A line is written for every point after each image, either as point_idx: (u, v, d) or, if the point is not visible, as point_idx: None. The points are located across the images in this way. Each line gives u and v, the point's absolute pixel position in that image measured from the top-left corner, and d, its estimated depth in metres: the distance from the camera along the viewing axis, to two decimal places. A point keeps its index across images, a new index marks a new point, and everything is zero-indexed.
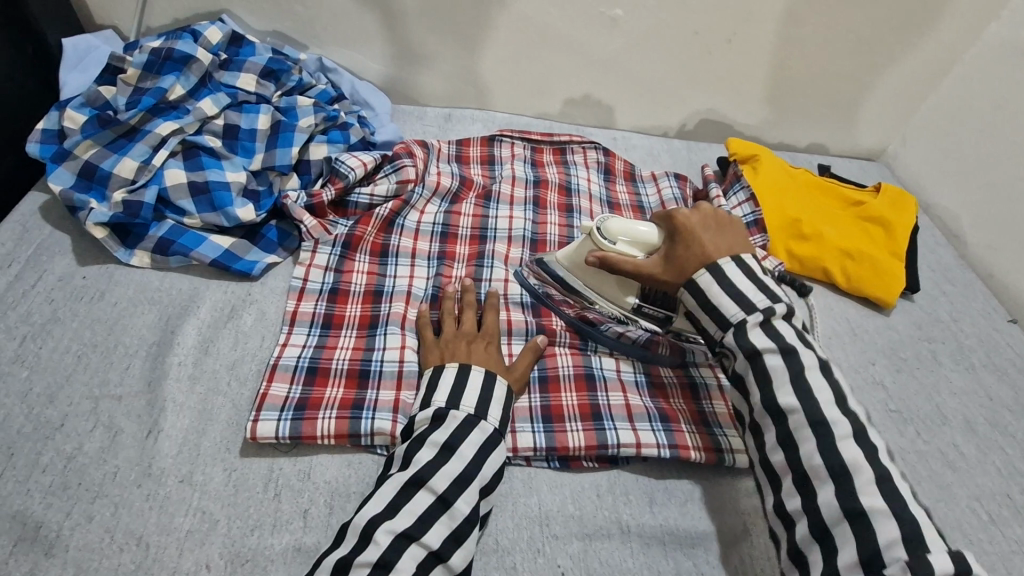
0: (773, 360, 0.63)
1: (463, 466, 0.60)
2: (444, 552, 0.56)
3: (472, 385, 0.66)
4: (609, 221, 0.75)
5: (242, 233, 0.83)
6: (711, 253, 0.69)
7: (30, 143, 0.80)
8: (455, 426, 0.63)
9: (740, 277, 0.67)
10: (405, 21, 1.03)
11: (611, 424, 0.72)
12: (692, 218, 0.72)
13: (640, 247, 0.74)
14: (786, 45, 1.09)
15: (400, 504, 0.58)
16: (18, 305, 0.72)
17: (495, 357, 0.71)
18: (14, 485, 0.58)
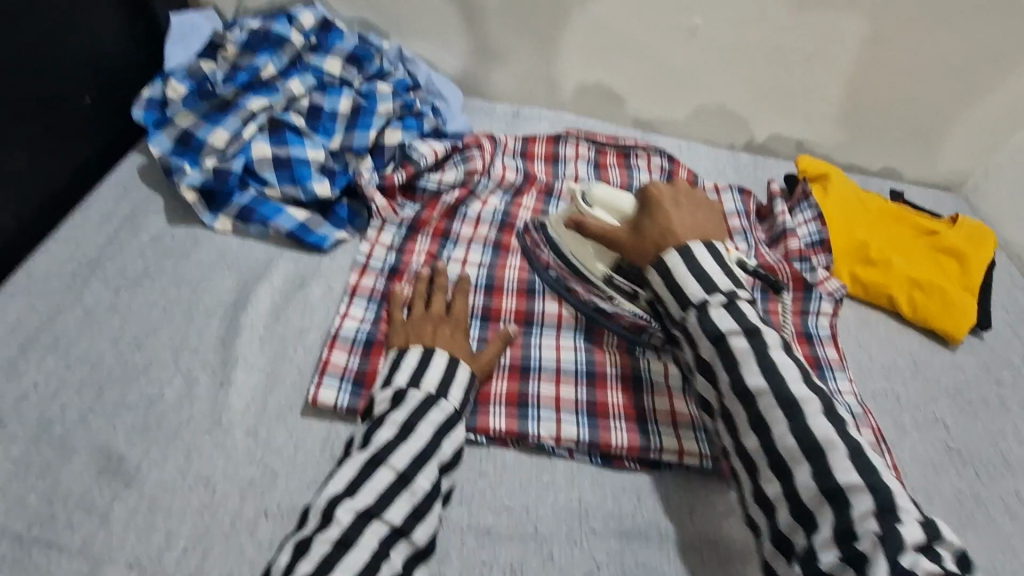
0: (736, 342, 0.62)
1: (421, 445, 0.62)
2: (408, 527, 0.58)
3: (435, 364, 0.67)
4: (595, 188, 0.80)
5: (316, 209, 0.87)
6: (679, 228, 0.71)
7: (136, 108, 0.87)
8: (415, 404, 0.64)
9: (708, 261, 0.67)
10: (486, 19, 1.07)
11: (654, 429, 0.72)
12: (663, 195, 0.75)
13: (614, 216, 0.79)
14: (868, 64, 1.07)
15: (359, 483, 0.59)
16: (115, 257, 0.77)
17: (458, 342, 0.71)
18: (102, 420, 0.63)
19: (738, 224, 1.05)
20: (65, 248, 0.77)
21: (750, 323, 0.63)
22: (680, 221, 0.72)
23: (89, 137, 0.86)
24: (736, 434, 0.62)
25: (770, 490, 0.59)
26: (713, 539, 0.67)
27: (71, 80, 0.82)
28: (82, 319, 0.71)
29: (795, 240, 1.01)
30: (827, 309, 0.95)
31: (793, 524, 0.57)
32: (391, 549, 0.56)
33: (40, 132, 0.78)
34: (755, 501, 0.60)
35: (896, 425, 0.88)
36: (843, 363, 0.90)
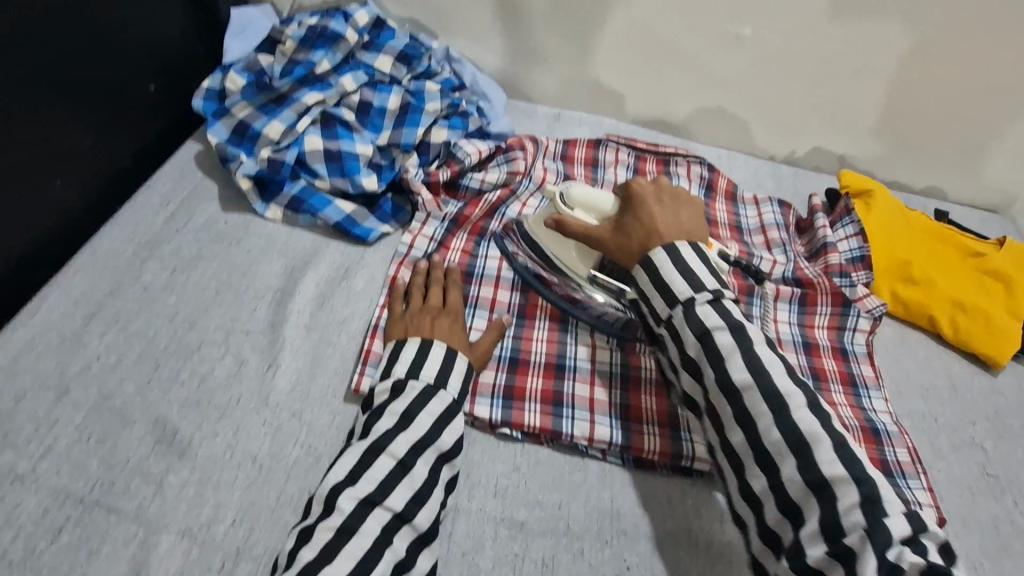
0: (722, 337, 0.61)
1: (421, 434, 0.63)
2: (409, 513, 0.58)
3: (433, 356, 0.68)
4: (572, 189, 0.81)
5: (362, 202, 0.90)
6: (659, 227, 0.70)
7: (196, 98, 0.90)
8: (414, 396, 0.65)
9: (694, 260, 0.66)
10: (533, 21, 1.08)
11: (689, 437, 0.72)
12: (647, 192, 0.74)
13: (594, 215, 0.80)
14: (918, 79, 1.05)
15: (360, 473, 0.59)
16: (171, 239, 0.81)
17: (457, 334, 0.72)
18: (157, 393, 0.66)
19: (777, 235, 1.05)
20: (128, 228, 0.81)
21: (736, 319, 0.63)
22: (662, 220, 0.71)
23: (152, 124, 0.90)
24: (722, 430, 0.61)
25: (755, 485, 0.58)
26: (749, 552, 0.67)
27: (138, 69, 0.86)
28: (141, 296, 0.74)
29: (835, 255, 1.00)
30: (865, 326, 0.93)
31: (784, 524, 0.56)
32: (394, 535, 0.57)
33: (108, 116, 0.82)
34: (741, 497, 0.60)
35: (933, 447, 0.86)
36: (878, 382, 0.89)
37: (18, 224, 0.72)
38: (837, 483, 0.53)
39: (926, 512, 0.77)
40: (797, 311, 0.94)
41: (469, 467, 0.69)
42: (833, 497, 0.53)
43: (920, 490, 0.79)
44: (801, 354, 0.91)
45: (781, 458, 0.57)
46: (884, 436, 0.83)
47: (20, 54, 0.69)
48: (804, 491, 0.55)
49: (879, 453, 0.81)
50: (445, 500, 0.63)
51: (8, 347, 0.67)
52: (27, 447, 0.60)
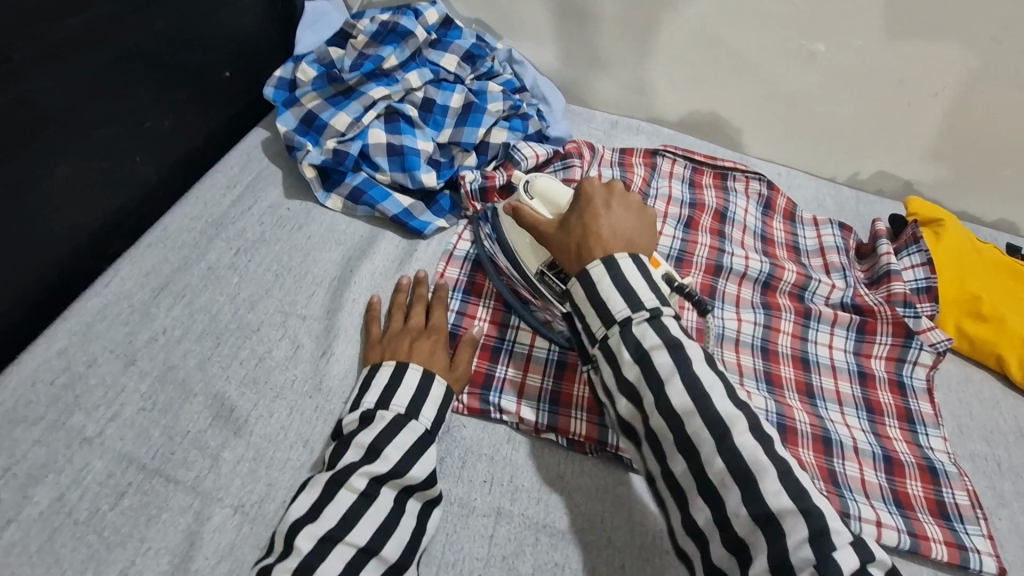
0: (660, 357, 0.56)
1: (388, 467, 0.60)
2: (374, 546, 0.56)
3: (407, 383, 0.66)
4: (536, 179, 0.74)
5: (420, 197, 0.91)
6: (602, 232, 0.64)
7: (268, 87, 0.93)
8: (382, 426, 0.62)
9: (634, 275, 0.60)
10: (600, 27, 1.07)
11: (852, 497, 0.75)
12: (594, 195, 0.67)
13: (549, 209, 0.72)
14: (1002, 107, 1.00)
15: (321, 510, 0.57)
16: (236, 221, 0.83)
17: (433, 356, 0.69)
18: (218, 368, 0.68)
19: (838, 258, 1.01)
20: (196, 208, 0.83)
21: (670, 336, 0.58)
22: (606, 225, 0.65)
23: (225, 108, 0.93)
24: (662, 459, 0.55)
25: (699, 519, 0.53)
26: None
27: (217, 55, 0.89)
28: (206, 275, 0.76)
29: (899, 284, 0.95)
30: (926, 360, 0.89)
31: (732, 563, 0.51)
32: (360, 569, 0.55)
33: (187, 99, 0.85)
34: (684, 534, 0.55)
35: (996, 493, 0.82)
36: (937, 420, 0.85)
37: (99, 196, 0.76)
38: (784, 516, 0.49)
39: (985, 561, 0.72)
40: (854, 339, 0.91)
41: (514, 469, 0.68)
42: (781, 533, 0.49)
43: (980, 537, 0.74)
44: (856, 383, 0.87)
45: (725, 491, 0.52)
46: (942, 477, 0.79)
47: (114, 35, 0.73)
48: (753, 527, 0.50)
49: (936, 494, 0.78)
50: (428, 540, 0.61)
51: (83, 314, 0.70)
52: (96, 411, 0.63)
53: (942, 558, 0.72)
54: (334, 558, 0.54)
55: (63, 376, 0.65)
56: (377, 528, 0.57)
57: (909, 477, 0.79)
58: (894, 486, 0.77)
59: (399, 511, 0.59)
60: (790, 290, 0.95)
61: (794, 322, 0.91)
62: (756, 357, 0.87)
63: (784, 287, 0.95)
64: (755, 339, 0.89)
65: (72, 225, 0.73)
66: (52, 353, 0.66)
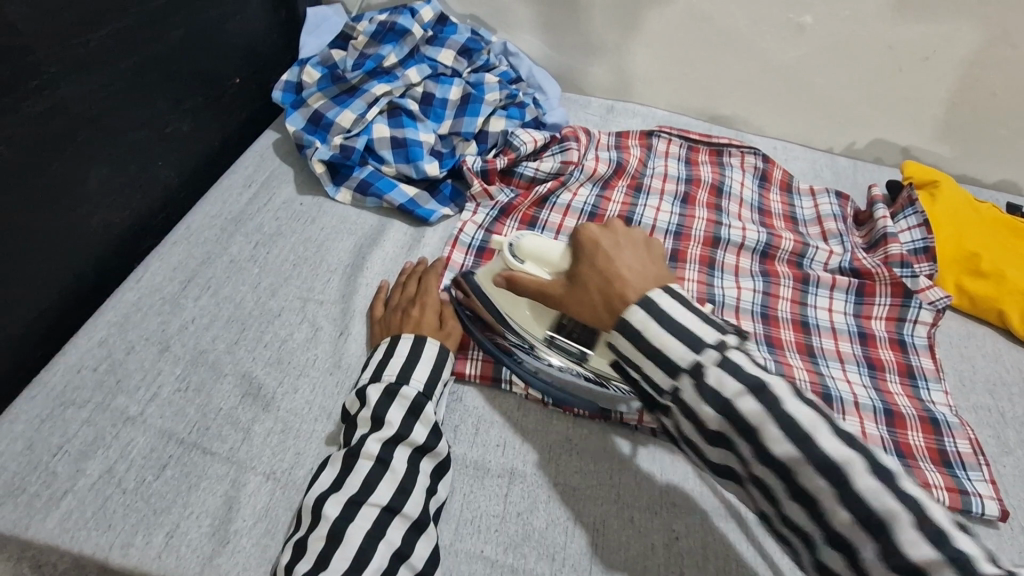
0: (746, 405, 0.49)
1: (393, 430, 0.64)
2: (396, 504, 0.60)
3: (397, 353, 0.70)
4: (523, 239, 0.70)
5: (425, 186, 0.95)
6: (624, 273, 0.57)
7: (276, 90, 0.98)
8: (376, 398, 0.66)
9: (677, 310, 0.52)
10: (591, 16, 1.10)
11: None
12: (600, 237, 0.61)
13: (547, 268, 0.67)
14: (993, 66, 1.01)
15: (343, 480, 0.61)
16: (255, 217, 0.88)
17: (424, 323, 0.74)
18: (245, 350, 0.74)
19: (836, 226, 1.03)
20: (217, 206, 0.89)
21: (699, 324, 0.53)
22: (625, 264, 0.58)
23: (238, 113, 0.98)
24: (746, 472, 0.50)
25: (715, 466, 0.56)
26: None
27: (228, 63, 0.95)
28: (229, 267, 0.82)
29: (896, 245, 0.97)
30: (926, 318, 0.90)
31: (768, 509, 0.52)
32: (386, 527, 0.59)
33: (203, 105, 0.91)
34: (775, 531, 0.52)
35: (999, 442, 0.83)
36: (938, 374, 0.87)
37: (127, 198, 0.81)
38: None
39: (987, 504, 0.75)
40: (853, 301, 0.94)
41: (526, 433, 0.72)
42: None
43: (982, 482, 0.77)
44: (856, 342, 0.90)
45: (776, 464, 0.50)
46: (944, 427, 0.81)
47: (134, 49, 0.78)
48: None
49: (938, 443, 0.80)
50: (445, 497, 0.65)
51: (119, 306, 0.75)
52: (136, 392, 0.68)
53: (943, 503, 0.74)
54: (363, 519, 0.59)
55: (105, 362, 0.70)
56: (401, 487, 0.61)
57: (910, 429, 0.81)
58: (895, 437, 0.80)
59: (422, 474, 0.63)
60: (788, 258, 0.97)
61: (793, 288, 0.94)
62: (756, 322, 0.90)
63: (782, 255, 0.97)
64: (755, 305, 0.91)
65: (105, 225, 0.79)
66: (94, 342, 0.72)
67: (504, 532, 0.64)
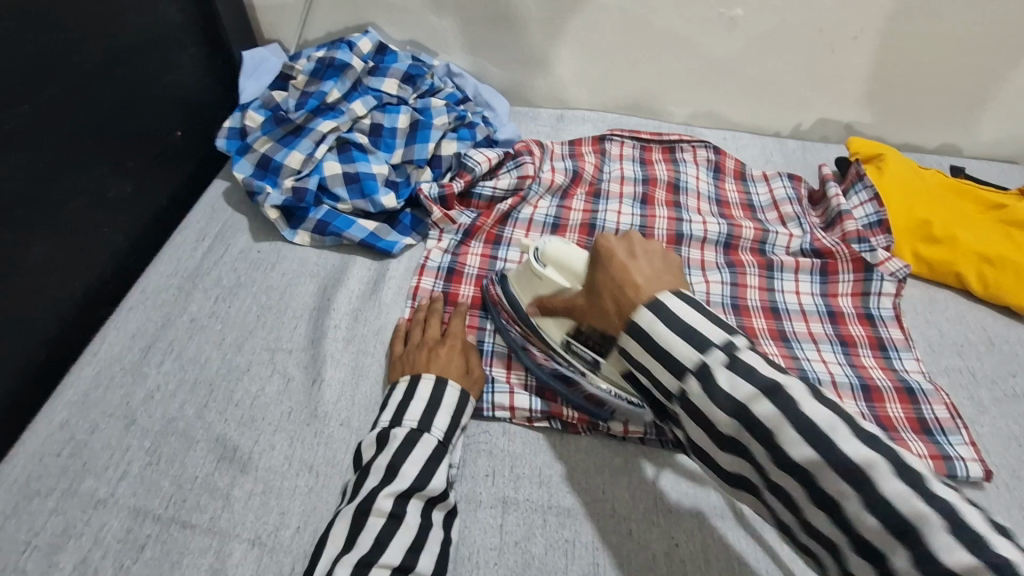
0: (761, 407, 0.45)
1: (409, 481, 0.62)
2: (408, 563, 0.57)
3: (417, 397, 0.68)
4: (546, 245, 0.71)
5: (383, 219, 0.94)
6: (635, 278, 0.55)
7: (220, 139, 0.96)
8: (396, 446, 0.64)
9: (683, 308, 0.51)
10: (528, 28, 1.10)
11: None
12: (615, 244, 0.59)
13: (569, 277, 0.68)
14: (918, 38, 1.05)
15: (353, 539, 0.58)
16: (212, 271, 0.86)
17: (451, 364, 0.72)
18: (215, 413, 0.71)
19: (791, 209, 1.06)
20: (170, 265, 0.86)
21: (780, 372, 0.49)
22: (638, 271, 0.56)
23: (182, 166, 0.96)
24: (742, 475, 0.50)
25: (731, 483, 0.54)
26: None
27: (167, 117, 0.92)
28: (190, 326, 0.79)
29: (851, 222, 0.99)
30: (889, 289, 0.93)
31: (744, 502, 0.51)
32: None
33: (144, 164, 0.88)
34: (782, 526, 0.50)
35: (974, 402, 0.86)
36: (908, 343, 0.89)
37: (75, 268, 0.78)
38: None
39: (970, 467, 0.76)
40: (818, 281, 0.95)
41: (514, 459, 0.71)
42: None
43: (963, 446, 0.78)
44: (827, 321, 0.91)
45: None
46: (921, 395, 0.83)
47: (65, 116, 0.75)
48: None
49: (916, 412, 0.81)
50: (447, 538, 0.62)
51: (77, 384, 0.72)
52: (105, 473, 0.65)
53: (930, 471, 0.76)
54: None
55: (68, 446, 0.67)
56: (414, 544, 0.58)
57: (888, 401, 0.82)
58: (874, 412, 0.81)
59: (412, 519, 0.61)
60: (750, 246, 0.99)
61: (759, 276, 0.95)
62: (728, 314, 0.91)
63: (744, 244, 0.99)
64: (724, 297, 0.92)
65: (53, 301, 0.76)
66: (54, 426, 0.68)
67: (502, 564, 0.63)
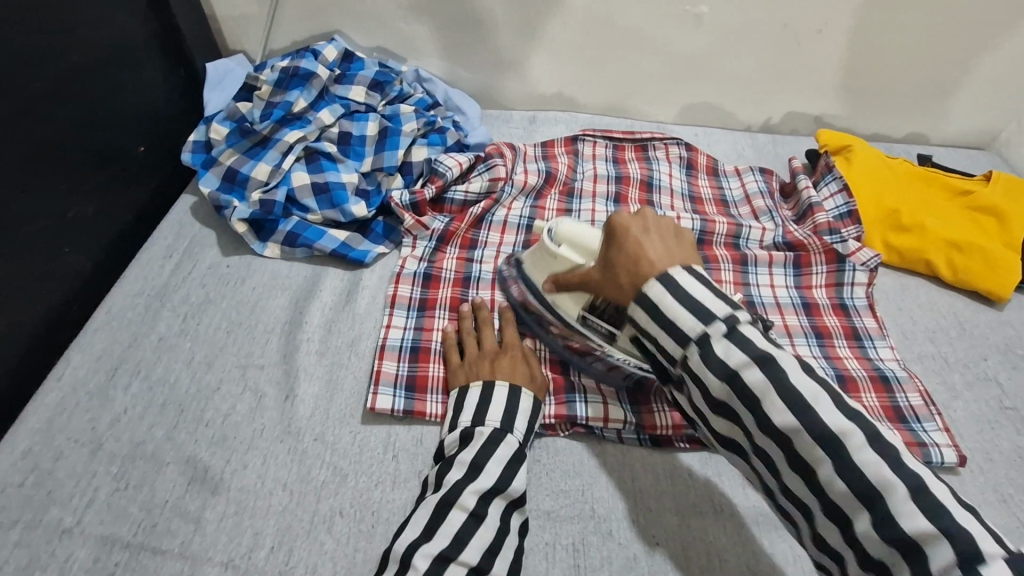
0: (751, 374, 0.49)
1: (491, 481, 0.62)
2: (484, 565, 0.57)
3: (495, 400, 0.69)
4: (561, 225, 0.73)
5: (355, 228, 0.93)
6: (648, 253, 0.57)
7: (185, 153, 0.94)
8: (481, 442, 0.65)
9: (697, 285, 0.53)
10: (496, 31, 1.09)
11: None
12: (630, 220, 0.61)
13: (583, 254, 0.70)
14: (881, 29, 1.07)
15: (433, 529, 0.58)
16: (179, 288, 0.84)
17: (518, 370, 0.72)
18: (185, 434, 0.70)
19: (763, 203, 1.06)
20: (137, 284, 0.84)
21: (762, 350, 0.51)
22: (650, 246, 0.58)
23: (147, 182, 0.95)
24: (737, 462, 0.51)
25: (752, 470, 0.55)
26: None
27: (128, 132, 0.90)
28: (158, 346, 0.77)
29: (822, 214, 1.00)
30: (862, 279, 0.94)
31: None
32: None
33: (106, 181, 0.86)
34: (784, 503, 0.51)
35: (948, 387, 0.87)
36: (882, 331, 0.90)
37: (35, 292, 0.76)
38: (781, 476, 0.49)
39: (945, 453, 0.78)
40: (793, 274, 0.96)
41: None
42: None
43: (937, 432, 0.80)
44: (802, 314, 0.92)
45: None
46: (895, 383, 0.84)
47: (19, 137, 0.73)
48: None
49: (891, 400, 0.82)
50: (521, 545, 0.62)
51: (40, 411, 0.70)
52: (71, 501, 0.64)
53: None
54: None
55: (32, 475, 0.65)
56: (490, 547, 0.58)
57: (863, 390, 0.83)
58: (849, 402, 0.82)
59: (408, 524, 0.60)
60: (724, 241, 0.99)
61: (733, 271, 0.96)
62: None
63: (718, 239, 0.99)
64: None
65: (13, 326, 0.73)
66: (17, 455, 0.66)
67: None
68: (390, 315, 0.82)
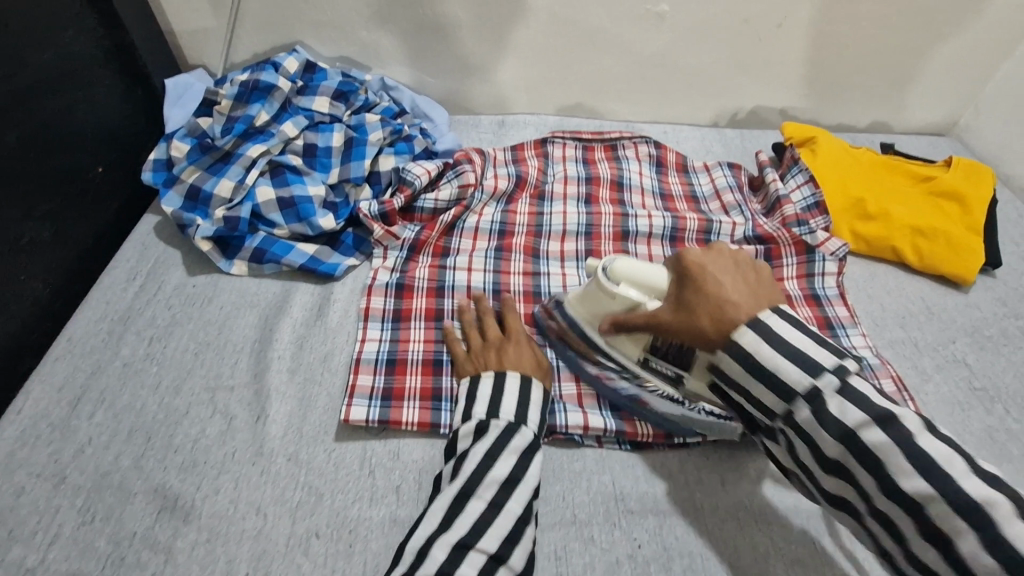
0: (873, 435, 0.51)
1: (510, 471, 0.62)
2: (504, 553, 0.57)
3: (509, 392, 0.69)
4: (616, 262, 0.70)
5: (325, 241, 0.92)
6: (734, 295, 0.59)
7: (145, 171, 0.92)
8: (497, 434, 0.65)
9: (787, 329, 0.57)
10: (459, 37, 1.09)
11: None
12: (705, 261, 0.63)
13: (647, 292, 0.68)
14: (838, 23, 1.09)
15: (454, 520, 0.59)
16: (144, 311, 0.82)
17: (526, 359, 0.73)
18: (154, 461, 0.68)
19: (732, 197, 1.07)
20: (99, 309, 0.82)
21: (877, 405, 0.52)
22: (734, 289, 0.60)
23: (106, 205, 0.92)
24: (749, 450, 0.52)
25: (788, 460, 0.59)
26: (764, 504, 0.70)
27: (85, 153, 0.88)
28: (123, 371, 0.75)
29: (789, 207, 1.01)
30: (832, 269, 0.95)
31: None
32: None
33: (62, 205, 0.84)
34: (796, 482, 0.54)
35: (919, 371, 0.89)
36: (854, 320, 0.91)
37: None
38: None
39: None
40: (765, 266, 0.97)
41: None
42: None
43: None
44: None
45: None
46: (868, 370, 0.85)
47: None
48: None
49: None
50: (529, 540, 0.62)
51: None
52: (34, 539, 0.61)
53: None
54: None
55: None
56: (510, 536, 0.58)
57: None
58: None
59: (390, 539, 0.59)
60: (695, 237, 1.00)
61: None
62: None
63: (690, 236, 1.00)
64: None
65: None
66: None
67: None
68: (363, 329, 0.81)
